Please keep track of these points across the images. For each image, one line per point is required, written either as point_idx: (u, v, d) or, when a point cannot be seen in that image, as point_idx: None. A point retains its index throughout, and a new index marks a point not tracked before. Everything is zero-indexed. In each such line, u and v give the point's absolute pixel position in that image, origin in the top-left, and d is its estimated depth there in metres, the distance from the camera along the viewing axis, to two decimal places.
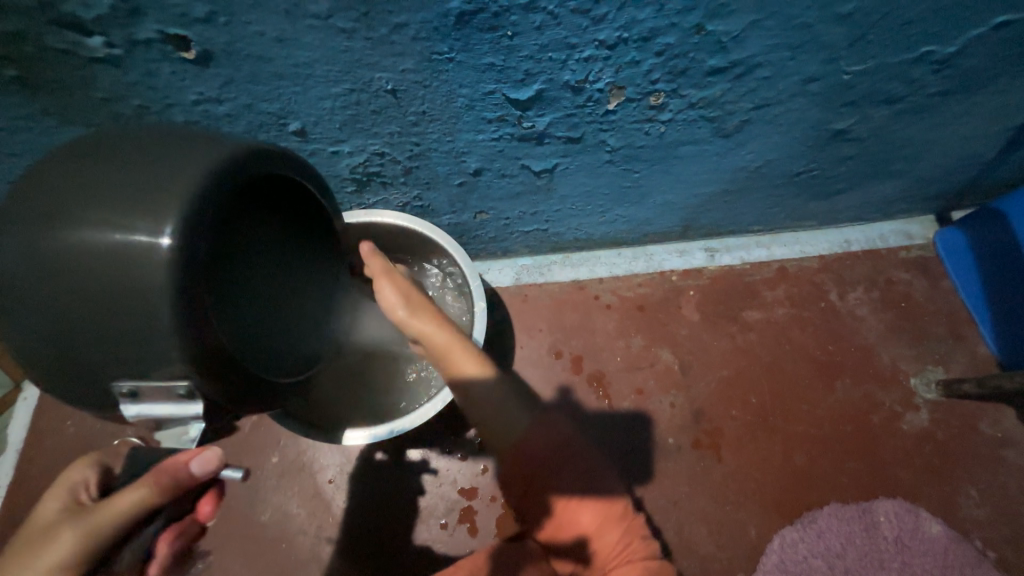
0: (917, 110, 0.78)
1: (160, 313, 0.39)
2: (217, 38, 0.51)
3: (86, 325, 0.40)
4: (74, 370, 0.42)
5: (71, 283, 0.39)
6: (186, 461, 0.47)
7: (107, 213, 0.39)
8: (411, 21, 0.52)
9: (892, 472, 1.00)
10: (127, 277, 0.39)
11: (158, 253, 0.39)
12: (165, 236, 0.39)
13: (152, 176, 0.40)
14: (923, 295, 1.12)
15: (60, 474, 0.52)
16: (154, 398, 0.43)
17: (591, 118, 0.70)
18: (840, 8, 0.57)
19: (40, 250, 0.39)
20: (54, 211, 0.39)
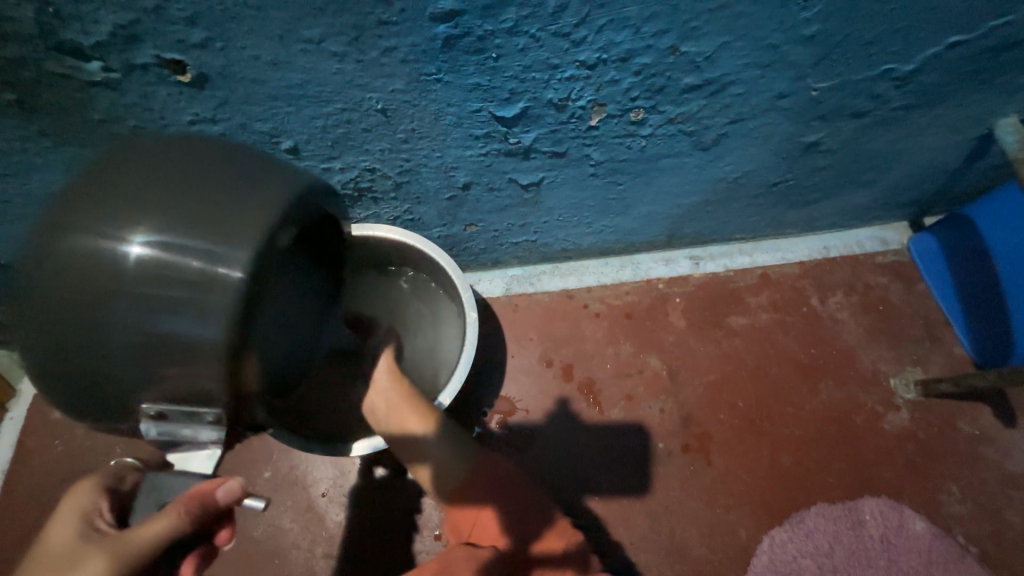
0: (883, 123, 0.82)
1: (214, 340, 0.41)
2: (213, 62, 0.53)
3: (143, 336, 0.41)
4: (110, 381, 0.42)
5: (134, 295, 0.40)
6: (213, 490, 0.50)
7: (177, 232, 0.41)
8: (400, 45, 0.55)
9: (876, 471, 1.02)
10: (185, 301, 0.41)
11: (222, 280, 0.40)
12: (231, 264, 0.40)
13: (219, 206, 0.41)
14: (899, 299, 1.16)
15: (73, 499, 0.52)
16: (177, 419, 0.45)
17: (575, 133, 0.73)
18: (804, 30, 0.61)
19: (106, 259, 0.40)
20: (120, 223, 0.40)
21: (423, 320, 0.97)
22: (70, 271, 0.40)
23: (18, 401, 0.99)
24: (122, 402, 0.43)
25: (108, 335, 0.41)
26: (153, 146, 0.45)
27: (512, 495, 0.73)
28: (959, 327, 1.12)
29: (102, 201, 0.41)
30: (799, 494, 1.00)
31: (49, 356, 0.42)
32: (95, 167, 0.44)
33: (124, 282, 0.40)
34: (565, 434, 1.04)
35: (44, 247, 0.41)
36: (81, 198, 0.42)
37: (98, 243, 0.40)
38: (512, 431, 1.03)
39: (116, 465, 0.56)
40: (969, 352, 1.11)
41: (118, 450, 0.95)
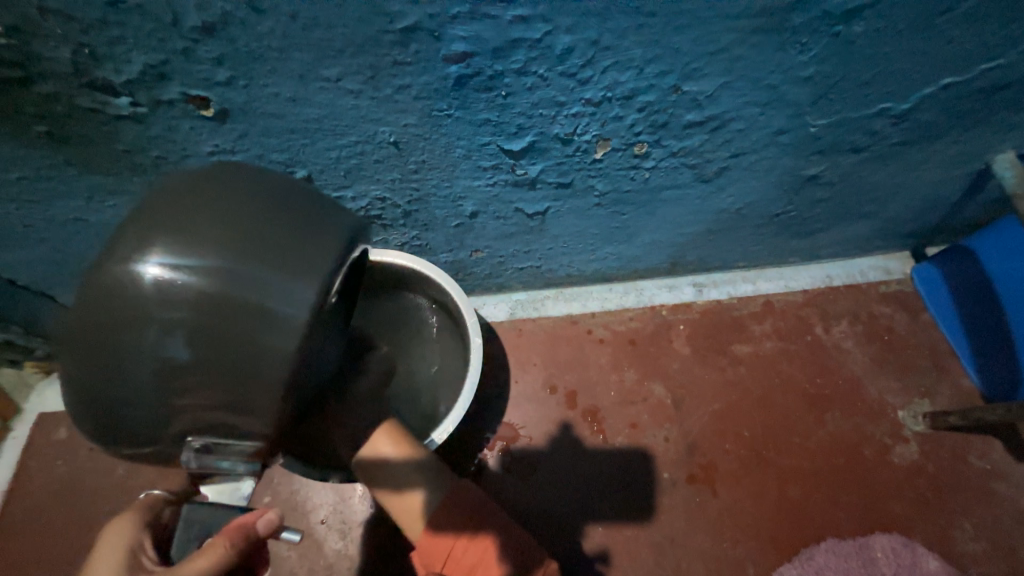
0: (881, 158, 0.84)
1: (272, 381, 0.42)
2: (236, 98, 0.56)
3: (203, 372, 0.42)
4: (158, 408, 0.43)
5: (196, 331, 0.41)
6: (254, 522, 0.49)
7: (240, 273, 0.42)
8: (414, 83, 0.57)
9: (887, 506, 1.00)
10: (244, 340, 0.42)
11: (282, 323, 0.42)
12: (292, 309, 0.42)
13: (284, 248, 0.43)
14: (904, 328, 1.16)
15: (114, 540, 0.51)
16: (220, 454, 0.46)
17: (580, 165, 0.75)
18: (800, 72, 0.64)
19: (169, 294, 0.41)
20: (184, 258, 0.41)
21: (427, 343, 0.97)
22: (133, 303, 0.41)
23: (22, 421, 0.99)
24: (163, 428, 0.44)
25: (169, 363, 0.42)
26: (221, 176, 0.46)
27: (488, 527, 0.72)
28: (966, 358, 1.11)
29: (172, 231, 0.42)
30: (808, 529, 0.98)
31: (99, 378, 0.43)
32: (164, 192, 0.45)
33: (189, 314, 0.41)
34: (568, 463, 1.02)
35: (110, 270, 0.42)
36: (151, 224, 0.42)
37: (167, 273, 0.41)
38: (515, 459, 1.02)
39: (145, 498, 0.56)
40: (978, 384, 1.10)
41: (117, 472, 0.94)
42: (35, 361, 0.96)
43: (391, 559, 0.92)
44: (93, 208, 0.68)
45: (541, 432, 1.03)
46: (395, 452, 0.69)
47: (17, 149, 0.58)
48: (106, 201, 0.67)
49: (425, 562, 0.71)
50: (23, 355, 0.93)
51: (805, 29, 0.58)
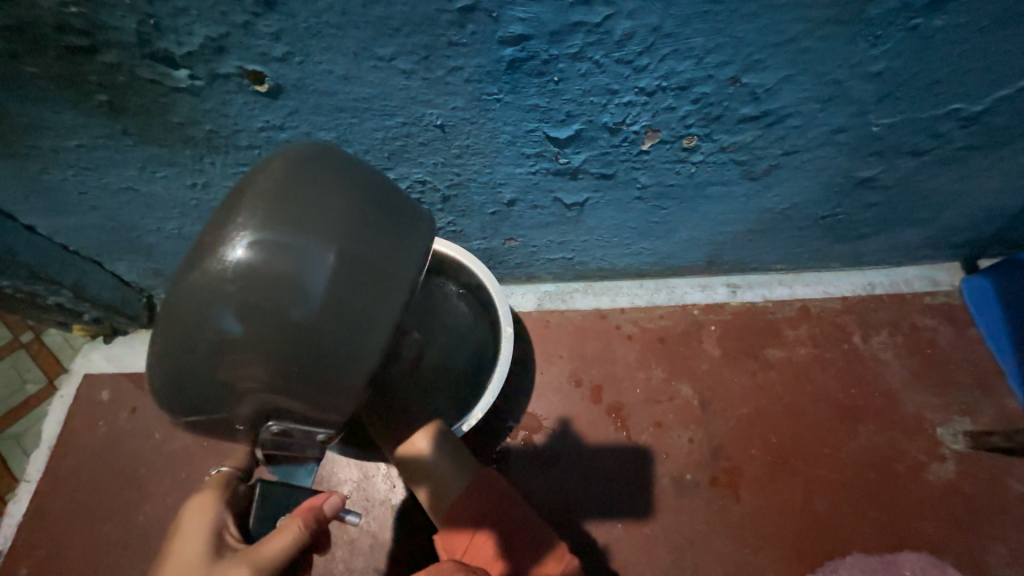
0: (944, 162, 0.79)
1: (353, 383, 0.46)
2: (290, 74, 0.56)
3: (292, 367, 0.45)
4: (238, 383, 0.46)
5: (290, 329, 0.44)
6: (320, 504, 0.53)
7: (337, 281, 0.44)
8: (467, 65, 0.56)
9: (918, 524, 0.97)
10: (333, 344, 0.44)
11: (371, 335, 0.45)
12: (381, 323, 0.45)
13: (380, 261, 0.45)
14: (949, 343, 1.11)
15: (198, 512, 0.54)
16: (295, 438, 0.51)
17: (625, 156, 0.73)
18: (870, 67, 0.60)
19: (269, 290, 0.43)
20: (285, 257, 0.42)
21: None
22: (232, 293, 0.42)
23: (69, 380, 1.03)
24: (238, 401, 0.47)
25: (262, 354, 0.44)
26: (321, 166, 0.46)
27: (507, 515, 0.77)
28: (1013, 378, 1.06)
29: (278, 222, 0.42)
30: (832, 541, 0.96)
31: (185, 347, 0.44)
32: (264, 173, 0.45)
33: (284, 306, 0.43)
34: (590, 457, 1.02)
35: (211, 249, 0.42)
36: (256, 209, 0.43)
37: (269, 264, 0.42)
38: (537, 449, 1.02)
39: (220, 475, 0.58)
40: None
41: (155, 436, 0.98)
42: (83, 324, 0.99)
43: (410, 540, 0.93)
44: (145, 179, 0.70)
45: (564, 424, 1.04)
46: (431, 442, 0.81)
47: (79, 117, 0.59)
48: (157, 172, 0.69)
49: (453, 550, 0.76)
50: (71, 317, 0.96)
51: (881, 20, 0.54)
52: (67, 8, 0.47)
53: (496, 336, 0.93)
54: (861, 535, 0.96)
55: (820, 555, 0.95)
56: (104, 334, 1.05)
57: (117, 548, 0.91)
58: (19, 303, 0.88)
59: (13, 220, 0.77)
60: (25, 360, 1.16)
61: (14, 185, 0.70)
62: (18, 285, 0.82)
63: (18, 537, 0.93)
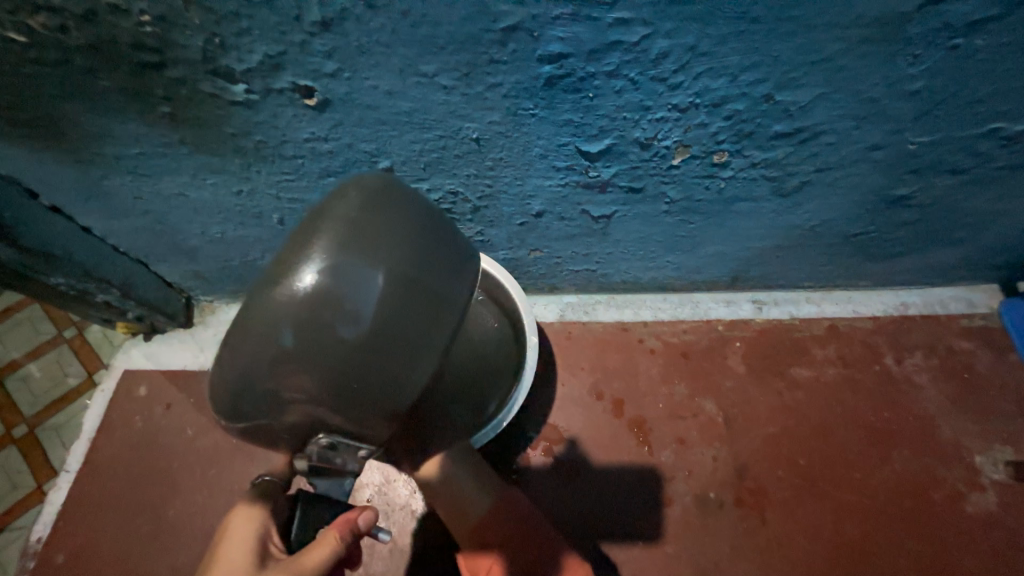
0: (983, 182, 0.78)
1: (402, 403, 0.50)
2: (338, 89, 0.59)
3: (347, 385, 0.49)
4: (293, 395, 0.49)
5: (351, 351, 0.48)
6: (355, 518, 0.62)
7: (399, 309, 0.48)
8: (505, 81, 0.58)
9: (957, 557, 0.93)
10: (389, 367, 0.49)
11: (423, 361, 0.50)
12: (433, 351, 0.50)
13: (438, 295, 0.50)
14: (988, 368, 1.07)
15: (246, 520, 0.61)
16: (338, 452, 0.55)
17: (655, 171, 0.74)
18: (907, 86, 0.60)
19: (337, 314, 0.46)
20: (355, 286, 0.46)
21: None
22: (303, 314, 0.46)
23: (110, 375, 1.08)
24: (287, 411, 0.50)
25: (322, 371, 0.48)
26: (391, 203, 0.51)
27: (519, 533, 0.79)
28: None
29: (354, 252, 0.47)
30: (864, 571, 0.92)
31: (249, 360, 0.47)
32: (340, 204, 0.49)
33: (348, 329, 0.47)
34: (611, 471, 1.01)
35: (289, 270, 0.46)
36: (334, 239, 0.47)
37: (342, 290, 0.46)
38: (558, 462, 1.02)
39: (262, 486, 0.64)
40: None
41: (186, 432, 1.01)
42: (126, 322, 1.04)
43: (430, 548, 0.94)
44: (196, 185, 0.74)
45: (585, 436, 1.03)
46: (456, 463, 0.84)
47: (142, 127, 0.63)
48: (207, 179, 0.73)
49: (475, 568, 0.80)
50: (117, 316, 1.00)
51: (920, 40, 0.55)
52: (142, 28, 0.51)
53: (520, 346, 0.94)
54: (895, 565, 0.92)
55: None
56: (144, 332, 1.10)
57: (147, 540, 0.94)
58: (71, 301, 0.91)
59: (72, 221, 0.82)
60: (68, 355, 1.22)
61: (76, 189, 0.74)
62: (73, 284, 0.86)
63: (55, 524, 0.96)
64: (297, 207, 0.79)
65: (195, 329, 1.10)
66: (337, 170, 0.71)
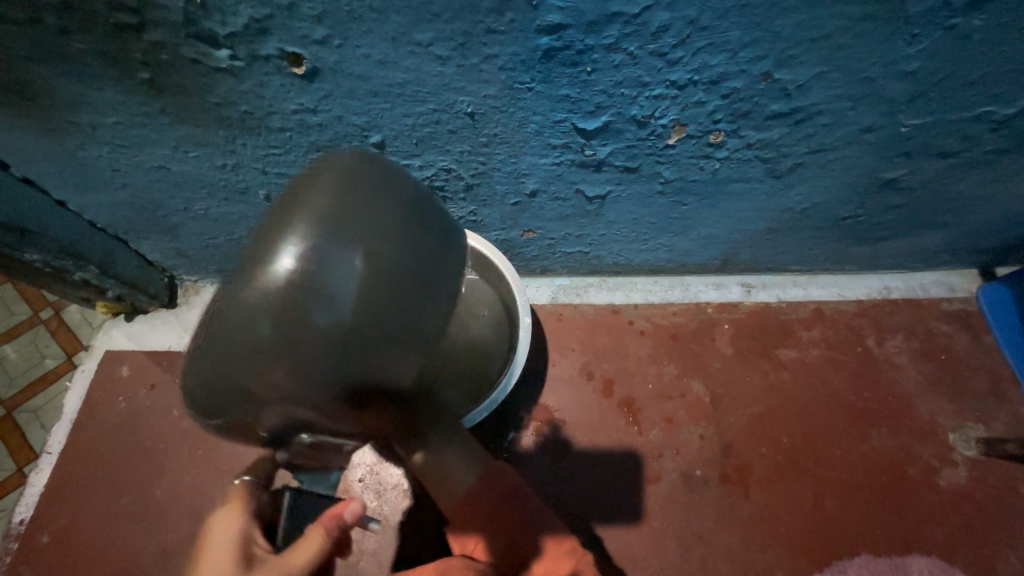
0: (970, 166, 0.79)
1: (390, 386, 0.52)
2: (328, 57, 0.56)
3: (336, 382, 0.48)
4: (271, 397, 0.48)
5: (344, 345, 0.47)
6: (342, 510, 0.61)
7: (391, 296, 0.48)
8: (502, 53, 0.57)
9: (928, 528, 0.97)
10: (380, 357, 0.49)
11: (417, 345, 0.52)
12: (427, 333, 0.52)
13: (427, 278, 0.51)
14: (964, 349, 1.11)
15: (223, 520, 0.59)
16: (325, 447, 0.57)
17: (650, 150, 0.73)
18: (903, 66, 0.60)
19: (325, 306, 0.45)
20: (345, 275, 0.46)
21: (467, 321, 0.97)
22: (288, 308, 0.44)
23: (91, 356, 1.05)
24: (266, 414, 0.49)
25: (311, 371, 0.47)
26: (372, 184, 0.50)
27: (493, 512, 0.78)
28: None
29: (347, 245, 0.46)
30: (841, 541, 0.96)
31: (223, 365, 0.46)
32: (319, 193, 0.47)
33: (338, 318, 0.46)
34: (601, 449, 1.03)
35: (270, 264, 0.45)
36: (321, 227, 0.46)
37: (331, 281, 0.45)
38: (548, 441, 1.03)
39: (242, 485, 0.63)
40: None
41: (172, 413, 0.99)
42: (106, 302, 1.01)
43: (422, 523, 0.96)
44: (177, 158, 0.71)
45: (576, 416, 1.05)
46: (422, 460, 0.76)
47: (119, 94, 0.60)
48: (190, 151, 0.70)
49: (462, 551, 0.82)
50: (96, 295, 0.97)
51: (919, 19, 0.54)
52: None
53: (512, 330, 0.94)
54: (870, 534, 0.97)
55: (829, 553, 0.96)
56: (125, 312, 1.07)
57: (135, 520, 0.93)
58: (46, 277, 0.87)
59: (45, 194, 0.78)
60: (45, 336, 1.18)
61: (49, 160, 0.71)
62: (49, 260, 0.83)
63: (38, 506, 0.95)
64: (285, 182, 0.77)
65: (179, 309, 1.08)
66: (326, 144, 0.69)
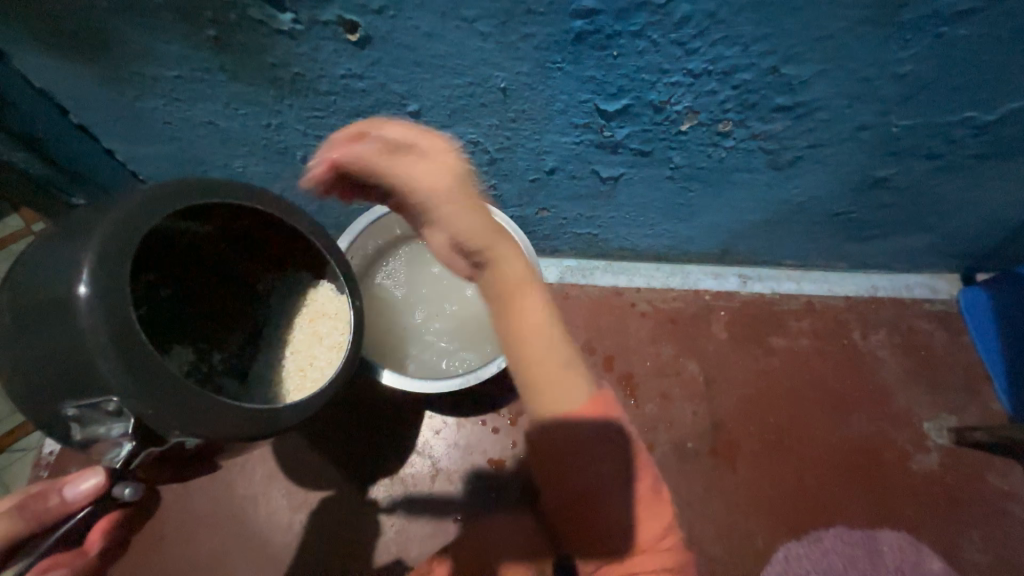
0: (956, 169, 0.86)
1: (150, 381, 0.48)
2: (381, 27, 0.62)
3: (63, 379, 0.50)
4: (91, 392, 0.48)
5: (43, 335, 0.50)
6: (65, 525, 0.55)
7: (59, 272, 0.49)
8: (538, 32, 0.63)
9: (898, 505, 1.05)
10: (79, 355, 0.48)
11: (76, 299, 0.47)
12: (80, 286, 0.47)
13: (105, 238, 0.49)
14: (941, 347, 1.18)
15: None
16: (97, 418, 0.50)
17: (664, 135, 0.80)
18: (897, 69, 0.67)
19: (34, 296, 0.51)
20: (38, 275, 0.51)
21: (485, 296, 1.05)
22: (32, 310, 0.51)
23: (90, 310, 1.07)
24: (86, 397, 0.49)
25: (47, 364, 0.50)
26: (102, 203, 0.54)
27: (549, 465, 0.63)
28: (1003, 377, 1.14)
29: (70, 247, 0.50)
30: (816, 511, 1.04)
31: (53, 376, 0.50)
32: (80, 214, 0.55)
33: (46, 320, 0.50)
34: None
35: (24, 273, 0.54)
36: (60, 233, 0.53)
37: (56, 274, 0.50)
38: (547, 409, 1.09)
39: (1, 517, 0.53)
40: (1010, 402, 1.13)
41: None
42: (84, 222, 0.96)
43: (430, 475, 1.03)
44: (228, 115, 0.76)
45: None
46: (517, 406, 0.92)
47: (185, 49, 0.66)
48: (239, 109, 0.75)
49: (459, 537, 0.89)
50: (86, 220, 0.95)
51: (912, 26, 0.61)
52: None
53: None
54: (843, 507, 1.04)
55: (806, 522, 1.03)
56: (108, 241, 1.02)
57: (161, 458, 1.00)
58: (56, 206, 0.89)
59: (97, 142, 0.84)
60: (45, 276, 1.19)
61: (108, 110, 0.76)
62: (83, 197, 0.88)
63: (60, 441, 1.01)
64: (324, 145, 0.82)
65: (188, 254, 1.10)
66: (367, 110, 0.75)
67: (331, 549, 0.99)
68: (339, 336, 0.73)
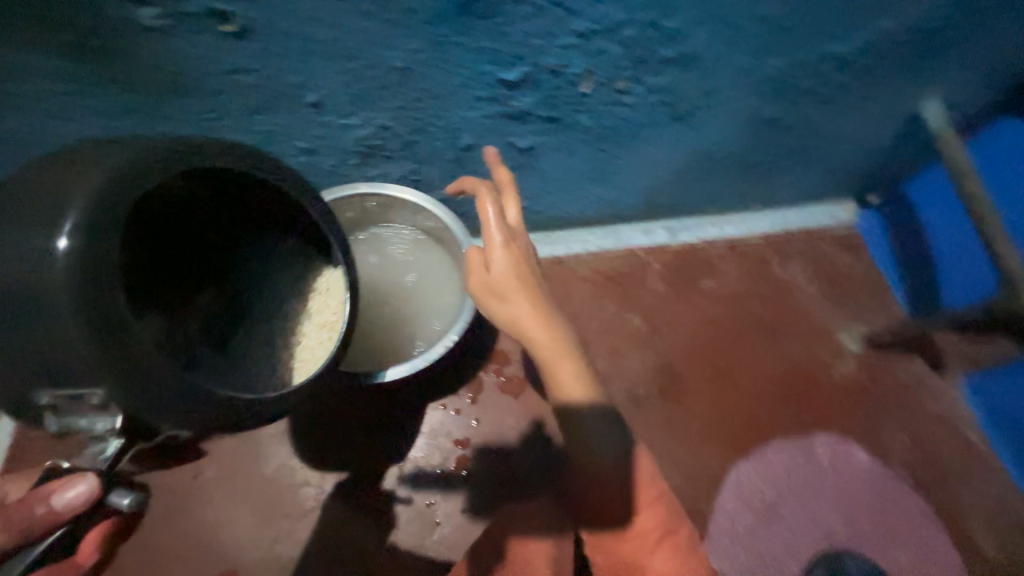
0: (831, 101, 0.95)
1: (138, 357, 0.44)
2: (258, 16, 0.60)
3: (22, 361, 0.44)
4: (56, 370, 0.43)
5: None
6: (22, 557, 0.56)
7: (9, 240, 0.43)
8: (421, 7, 0.63)
9: (829, 411, 1.16)
10: (40, 329, 0.42)
11: (55, 255, 0.41)
12: (59, 241, 0.42)
13: (50, 196, 0.43)
14: (846, 265, 1.31)
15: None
16: (71, 412, 0.45)
17: (568, 99, 0.82)
18: (759, 10, 0.73)
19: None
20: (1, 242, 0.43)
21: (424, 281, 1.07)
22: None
23: None
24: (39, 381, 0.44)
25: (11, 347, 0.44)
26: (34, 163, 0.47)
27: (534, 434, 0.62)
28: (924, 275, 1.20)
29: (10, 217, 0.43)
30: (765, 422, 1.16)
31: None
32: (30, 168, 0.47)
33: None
34: None
35: None
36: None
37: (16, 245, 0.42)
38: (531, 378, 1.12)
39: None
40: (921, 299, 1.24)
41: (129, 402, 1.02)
42: None
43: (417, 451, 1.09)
44: (108, 126, 0.71)
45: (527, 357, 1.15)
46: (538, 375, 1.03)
47: (39, 59, 0.60)
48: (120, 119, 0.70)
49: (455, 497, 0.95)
50: None
51: None
52: None
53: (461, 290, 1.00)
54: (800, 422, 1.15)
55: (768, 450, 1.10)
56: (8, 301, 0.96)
57: None
58: None
59: None
60: None
61: None
62: None
63: None
64: None
65: None
66: (287, 98, 0.72)
67: (326, 539, 1.03)
68: (332, 316, 0.71)
